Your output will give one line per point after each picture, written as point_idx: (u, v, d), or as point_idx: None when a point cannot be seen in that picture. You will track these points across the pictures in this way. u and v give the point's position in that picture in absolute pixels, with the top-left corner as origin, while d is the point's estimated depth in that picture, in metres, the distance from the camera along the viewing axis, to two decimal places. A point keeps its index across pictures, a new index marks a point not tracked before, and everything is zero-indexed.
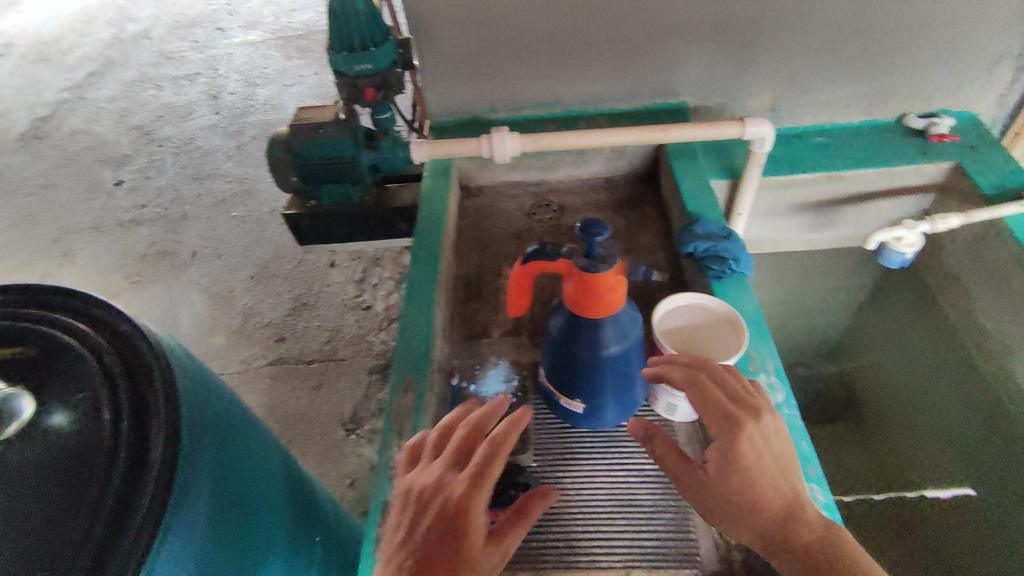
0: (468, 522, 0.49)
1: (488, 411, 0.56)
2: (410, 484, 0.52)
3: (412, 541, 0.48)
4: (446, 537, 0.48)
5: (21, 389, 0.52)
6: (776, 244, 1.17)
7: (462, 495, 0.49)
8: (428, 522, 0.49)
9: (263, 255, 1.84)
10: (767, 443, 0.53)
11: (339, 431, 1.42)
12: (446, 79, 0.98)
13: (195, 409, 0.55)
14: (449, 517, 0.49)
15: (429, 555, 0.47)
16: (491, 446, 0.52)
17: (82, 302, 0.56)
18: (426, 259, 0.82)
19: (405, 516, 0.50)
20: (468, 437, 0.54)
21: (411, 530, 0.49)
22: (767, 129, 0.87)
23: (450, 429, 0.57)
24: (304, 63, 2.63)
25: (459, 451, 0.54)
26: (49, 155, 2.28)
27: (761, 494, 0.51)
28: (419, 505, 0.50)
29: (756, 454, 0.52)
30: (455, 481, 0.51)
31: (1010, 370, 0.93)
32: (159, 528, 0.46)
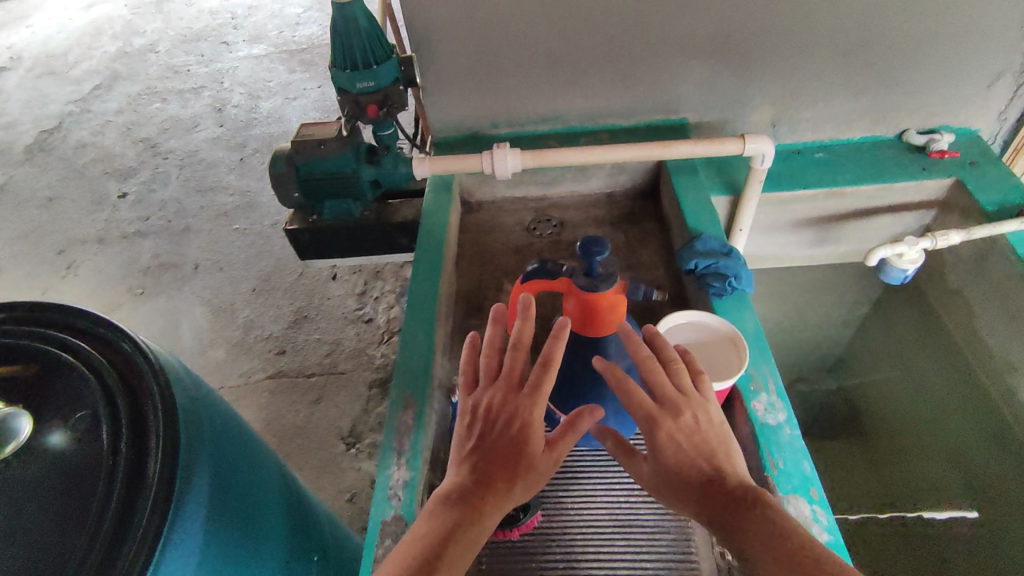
0: (533, 433, 0.52)
1: (529, 325, 0.56)
2: (473, 403, 0.54)
3: (478, 451, 0.51)
4: (513, 448, 0.51)
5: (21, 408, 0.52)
6: (777, 260, 1.17)
7: (525, 412, 0.52)
8: (495, 434, 0.52)
9: (265, 268, 1.84)
10: (691, 438, 0.51)
11: (338, 445, 1.41)
12: (447, 95, 0.99)
13: (192, 423, 0.55)
14: (514, 437, 0.51)
15: (499, 463, 0.50)
16: (544, 363, 0.54)
17: (82, 319, 0.56)
18: (426, 275, 0.82)
19: (468, 430, 0.53)
20: (516, 353, 0.55)
21: (476, 442, 0.52)
22: (767, 146, 0.87)
23: (494, 343, 0.57)
24: (308, 76, 2.65)
25: (509, 368, 0.54)
26: (54, 168, 2.29)
27: (687, 471, 0.51)
28: (482, 420, 0.53)
29: (676, 452, 0.51)
30: (514, 397, 0.53)
31: (1013, 388, 0.92)
32: (156, 549, 0.46)
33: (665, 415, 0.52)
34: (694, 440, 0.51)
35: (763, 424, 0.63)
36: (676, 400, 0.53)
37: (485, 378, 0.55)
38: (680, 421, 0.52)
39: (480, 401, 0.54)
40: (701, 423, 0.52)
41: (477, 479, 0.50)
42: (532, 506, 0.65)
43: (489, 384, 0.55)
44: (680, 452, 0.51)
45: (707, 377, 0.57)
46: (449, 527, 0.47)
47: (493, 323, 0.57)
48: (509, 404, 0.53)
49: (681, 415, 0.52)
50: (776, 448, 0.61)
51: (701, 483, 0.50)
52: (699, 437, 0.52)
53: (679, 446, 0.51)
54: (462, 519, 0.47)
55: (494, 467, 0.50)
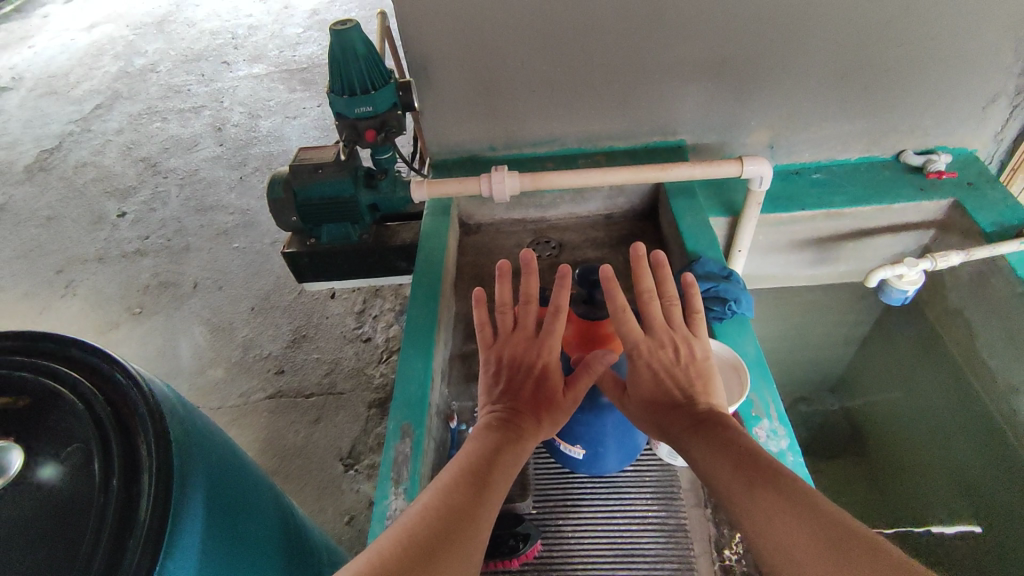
0: (553, 371, 0.60)
1: (534, 280, 0.63)
2: (497, 352, 0.62)
3: (507, 392, 0.59)
4: (540, 385, 0.59)
5: (9, 442, 0.51)
6: (777, 280, 1.17)
7: (544, 351, 0.60)
8: (520, 377, 0.60)
9: (263, 287, 1.84)
10: (669, 367, 0.58)
11: (337, 466, 1.40)
12: (446, 118, 1.00)
13: (186, 457, 0.53)
14: (539, 375, 0.59)
15: (525, 399, 0.58)
16: (555, 309, 0.61)
17: (75, 349, 0.56)
18: (425, 299, 0.82)
19: (495, 377, 0.60)
20: (527, 306, 0.63)
21: (505, 386, 0.60)
22: (765, 168, 0.87)
23: (504, 303, 0.65)
24: (308, 95, 2.67)
25: (524, 321, 0.62)
26: (53, 187, 2.30)
27: (650, 392, 0.58)
28: (506, 367, 0.61)
29: (651, 379, 0.58)
30: (532, 343, 0.61)
31: (1016, 408, 0.91)
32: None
33: (647, 345, 0.59)
34: (671, 369, 0.58)
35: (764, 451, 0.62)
36: (662, 332, 0.59)
37: (503, 333, 0.63)
38: (659, 354, 0.59)
39: (502, 352, 0.62)
40: (681, 357, 0.59)
41: (507, 413, 0.57)
42: (532, 535, 0.64)
43: (506, 337, 0.63)
44: (656, 380, 0.58)
45: (701, 318, 0.62)
46: (487, 450, 0.52)
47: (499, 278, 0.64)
48: (530, 348, 0.61)
49: (663, 348, 0.59)
50: None
51: (673, 407, 0.56)
52: (677, 368, 0.58)
53: (654, 373, 0.58)
54: (498, 442, 0.53)
55: (523, 402, 0.58)
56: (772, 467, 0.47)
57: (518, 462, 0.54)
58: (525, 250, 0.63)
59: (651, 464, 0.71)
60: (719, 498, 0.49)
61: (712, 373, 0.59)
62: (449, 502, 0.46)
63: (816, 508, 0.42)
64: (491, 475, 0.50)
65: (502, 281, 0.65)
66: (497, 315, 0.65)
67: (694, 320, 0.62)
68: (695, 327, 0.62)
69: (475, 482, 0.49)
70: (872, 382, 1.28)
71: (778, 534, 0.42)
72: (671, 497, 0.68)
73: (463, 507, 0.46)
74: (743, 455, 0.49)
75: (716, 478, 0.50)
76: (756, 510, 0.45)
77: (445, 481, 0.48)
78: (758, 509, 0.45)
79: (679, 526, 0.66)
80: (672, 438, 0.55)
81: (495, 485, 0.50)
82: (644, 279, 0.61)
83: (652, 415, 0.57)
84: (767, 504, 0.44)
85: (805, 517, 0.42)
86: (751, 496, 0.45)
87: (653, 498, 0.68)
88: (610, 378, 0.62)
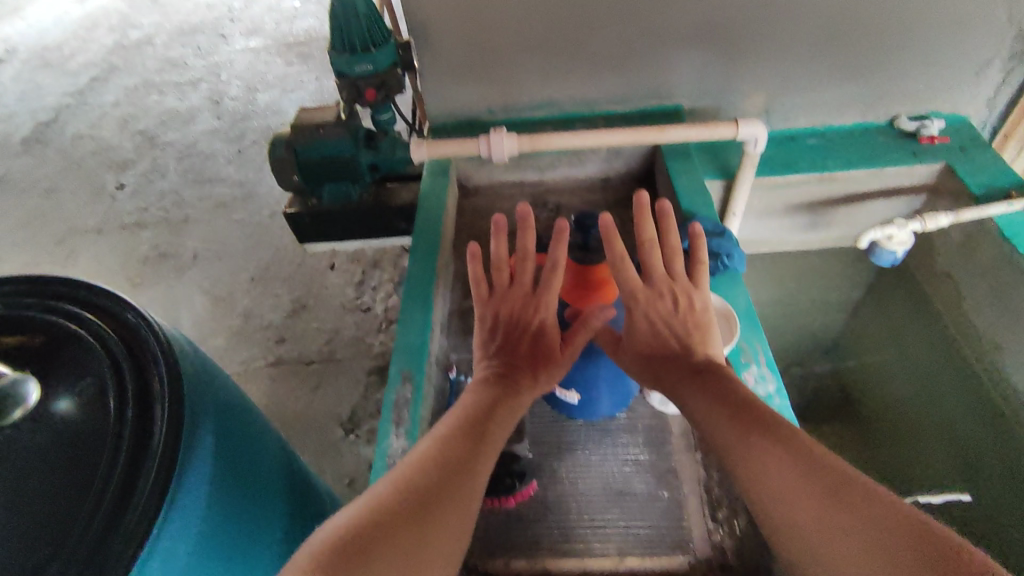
0: (549, 328, 0.61)
1: (531, 235, 0.63)
2: (494, 309, 0.63)
3: (504, 348, 0.61)
4: (537, 342, 0.61)
5: (28, 374, 0.52)
6: (771, 244, 1.19)
7: (541, 308, 0.61)
8: (517, 333, 0.61)
9: (263, 258, 1.85)
10: (665, 319, 0.60)
11: (338, 431, 1.43)
12: (445, 81, 1.00)
13: (195, 397, 0.55)
14: (536, 333, 0.61)
15: (522, 356, 0.60)
16: (553, 265, 0.62)
17: (89, 293, 0.58)
18: (424, 256, 0.84)
19: (491, 333, 0.62)
20: (525, 262, 0.63)
21: (502, 341, 0.61)
22: (760, 130, 0.89)
23: (500, 259, 0.64)
24: (306, 68, 2.65)
25: (521, 277, 0.63)
26: (51, 159, 2.30)
27: (645, 342, 0.60)
28: (503, 324, 0.62)
29: (649, 329, 0.60)
30: (529, 299, 0.62)
31: (1001, 366, 0.94)
32: (162, 510, 0.47)
33: (645, 296, 0.60)
34: (668, 320, 0.60)
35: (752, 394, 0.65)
36: (661, 283, 0.61)
37: (500, 289, 0.64)
38: (656, 304, 0.60)
39: (499, 309, 0.62)
40: (680, 308, 0.60)
41: (503, 369, 0.59)
42: (527, 474, 0.66)
43: (503, 294, 0.63)
44: (652, 331, 0.60)
45: (706, 268, 0.63)
46: (485, 403, 0.55)
47: (495, 234, 0.63)
48: (527, 305, 0.62)
49: (660, 299, 0.60)
50: None
51: (666, 361, 0.59)
52: (674, 319, 0.60)
53: (651, 323, 0.60)
54: (495, 397, 0.56)
55: (520, 358, 0.60)
56: (771, 419, 0.49)
57: (513, 416, 0.57)
58: (522, 206, 0.63)
59: (643, 410, 0.73)
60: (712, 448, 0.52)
61: (710, 326, 0.61)
62: (447, 453, 0.49)
63: (816, 460, 0.45)
64: (488, 427, 0.53)
65: (497, 235, 0.64)
66: (492, 271, 0.65)
67: (698, 271, 0.63)
68: (698, 278, 0.63)
69: (472, 435, 0.52)
70: (863, 348, 1.31)
71: (773, 480, 0.46)
72: (661, 442, 0.70)
73: (460, 458, 0.49)
74: (736, 408, 0.51)
75: (708, 428, 0.53)
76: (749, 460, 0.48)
77: (444, 433, 0.51)
78: (756, 458, 0.47)
79: (669, 469, 0.68)
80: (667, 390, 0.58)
81: (491, 439, 0.53)
82: (648, 228, 0.62)
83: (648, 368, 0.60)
84: (764, 454, 0.47)
85: (803, 467, 0.45)
86: (749, 447, 0.48)
87: (645, 442, 0.71)
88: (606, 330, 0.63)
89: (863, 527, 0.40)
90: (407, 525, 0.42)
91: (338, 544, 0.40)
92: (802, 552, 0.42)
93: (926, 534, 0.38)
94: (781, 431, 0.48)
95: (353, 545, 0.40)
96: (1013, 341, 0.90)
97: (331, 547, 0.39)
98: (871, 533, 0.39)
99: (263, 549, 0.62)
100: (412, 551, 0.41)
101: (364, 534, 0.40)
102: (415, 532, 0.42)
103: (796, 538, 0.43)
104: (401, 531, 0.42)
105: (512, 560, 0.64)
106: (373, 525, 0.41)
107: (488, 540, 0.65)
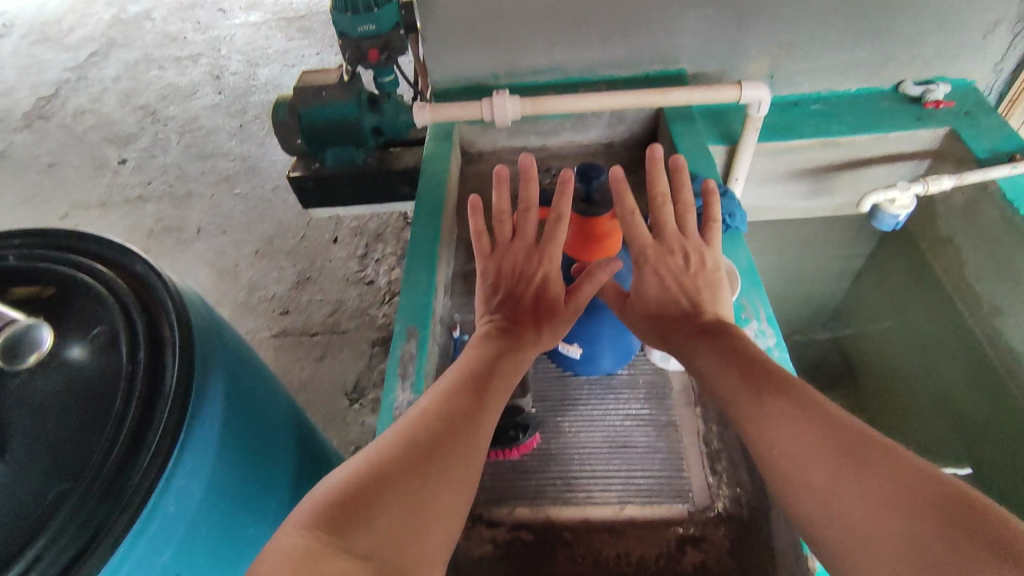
0: (553, 282, 0.62)
1: (534, 186, 0.65)
2: (497, 263, 0.64)
3: (507, 302, 0.61)
4: (539, 296, 0.61)
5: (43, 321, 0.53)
6: (774, 211, 1.20)
7: (544, 261, 0.62)
8: (520, 287, 0.62)
9: (266, 232, 1.86)
10: (677, 275, 0.61)
11: (343, 401, 1.44)
12: (447, 45, 0.99)
13: (206, 344, 0.56)
14: (538, 287, 0.61)
15: (525, 310, 0.60)
16: (556, 217, 0.63)
17: (97, 245, 0.59)
18: (428, 217, 0.84)
19: (494, 288, 0.63)
20: (527, 214, 0.64)
21: (504, 296, 0.62)
22: (763, 92, 0.89)
23: (502, 213, 0.66)
24: (307, 42, 2.62)
25: (524, 231, 0.64)
26: (53, 134, 2.29)
27: (654, 301, 0.61)
28: (505, 278, 0.63)
29: (659, 286, 0.61)
30: (532, 253, 0.63)
31: (1000, 330, 0.94)
32: (178, 443, 0.49)
33: (656, 252, 0.61)
34: (679, 277, 0.61)
35: None
36: (672, 239, 0.62)
37: (502, 244, 0.65)
38: (668, 261, 0.61)
39: (501, 264, 0.63)
40: (691, 265, 0.61)
41: (506, 323, 0.59)
42: (531, 426, 0.68)
43: (506, 248, 0.64)
44: (663, 288, 0.60)
45: (718, 227, 0.64)
46: (487, 358, 0.54)
47: (498, 185, 0.65)
48: (530, 259, 0.62)
49: (672, 255, 0.61)
50: None
51: (675, 321, 0.59)
52: (685, 276, 0.61)
53: (662, 279, 0.61)
54: (497, 352, 0.55)
55: (522, 313, 0.60)
56: (786, 379, 0.48)
57: (517, 369, 0.56)
58: (523, 156, 0.64)
59: (644, 367, 0.75)
60: (727, 408, 0.51)
61: (719, 285, 0.61)
62: (448, 407, 0.48)
63: (831, 417, 0.43)
64: (491, 382, 0.52)
65: (500, 187, 0.66)
66: (494, 225, 0.66)
67: (710, 230, 0.64)
68: (709, 236, 0.64)
69: (474, 389, 0.51)
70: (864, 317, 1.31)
71: (789, 440, 0.44)
72: (662, 397, 0.72)
73: (462, 411, 0.48)
74: (751, 367, 0.50)
75: (721, 387, 0.52)
76: (767, 418, 0.46)
77: (444, 389, 0.50)
78: (771, 419, 0.46)
79: (669, 422, 0.70)
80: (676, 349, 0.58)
81: (494, 393, 0.52)
82: (661, 183, 0.64)
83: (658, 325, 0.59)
84: (780, 414, 0.46)
85: (821, 425, 0.43)
86: (764, 408, 0.47)
87: (646, 398, 0.72)
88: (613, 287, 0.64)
89: (885, 482, 0.38)
90: (410, 475, 0.41)
91: (339, 495, 0.38)
92: (818, 515, 0.41)
93: (946, 495, 0.36)
94: (798, 392, 0.47)
95: (354, 496, 0.38)
96: (1012, 304, 0.90)
97: (330, 498, 0.38)
98: (893, 487, 0.38)
99: (276, 495, 0.64)
100: (415, 501, 0.40)
101: (365, 486, 0.39)
102: (417, 482, 0.41)
103: (812, 499, 0.41)
104: (402, 481, 0.40)
105: (516, 509, 0.66)
106: (373, 476, 0.40)
107: (493, 491, 0.67)
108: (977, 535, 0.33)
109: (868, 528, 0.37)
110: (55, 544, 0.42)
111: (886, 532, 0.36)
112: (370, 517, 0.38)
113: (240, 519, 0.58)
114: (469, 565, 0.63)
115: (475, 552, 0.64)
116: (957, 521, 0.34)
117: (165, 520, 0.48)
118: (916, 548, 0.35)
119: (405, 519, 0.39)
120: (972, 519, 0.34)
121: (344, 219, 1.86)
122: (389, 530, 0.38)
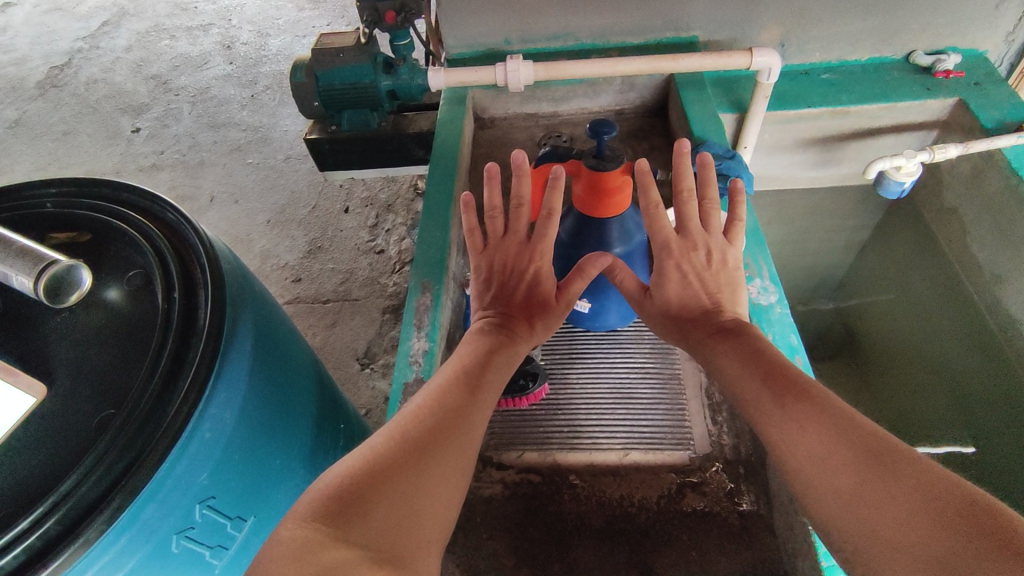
0: (545, 278, 0.62)
1: (525, 183, 0.63)
2: (488, 263, 0.63)
3: (499, 298, 0.61)
4: (531, 292, 0.61)
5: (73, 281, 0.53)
6: (781, 180, 1.22)
7: (535, 257, 0.62)
8: (512, 283, 0.62)
9: (279, 201, 1.88)
10: (698, 271, 0.61)
11: (353, 365, 1.48)
12: (461, 11, 1.01)
13: (236, 291, 0.59)
14: (529, 284, 0.62)
15: (518, 307, 0.61)
16: (547, 214, 0.63)
17: (129, 195, 0.61)
18: (443, 178, 0.87)
19: (486, 284, 0.63)
20: (518, 210, 0.64)
21: (496, 292, 0.62)
22: (773, 60, 0.90)
23: (493, 208, 0.65)
24: (317, 13, 2.60)
25: (515, 226, 0.64)
26: (66, 103, 2.31)
27: (675, 297, 0.60)
28: (497, 274, 0.63)
29: (681, 282, 0.60)
30: (523, 249, 0.63)
31: (1001, 299, 0.95)
32: (215, 368, 0.52)
33: (679, 248, 0.61)
34: (701, 273, 0.61)
35: (755, 304, 0.69)
36: (695, 235, 0.62)
37: (493, 239, 0.64)
38: (691, 256, 0.61)
39: (493, 259, 0.63)
40: (713, 262, 0.61)
41: (500, 319, 0.60)
42: (540, 376, 0.70)
43: (497, 244, 0.64)
44: (684, 284, 0.60)
45: (742, 225, 0.64)
46: (481, 353, 0.55)
47: (488, 182, 0.64)
48: (520, 256, 0.62)
49: (695, 251, 0.61)
50: (767, 323, 0.67)
51: (692, 321, 0.59)
52: (707, 272, 0.61)
53: (681, 271, 0.61)
54: (491, 346, 0.56)
55: (514, 309, 0.61)
56: (808, 384, 0.48)
57: (510, 363, 0.57)
58: (516, 152, 0.62)
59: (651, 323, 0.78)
60: (745, 408, 0.51)
61: (740, 286, 0.62)
62: (443, 403, 0.49)
63: (849, 425, 0.43)
64: (484, 378, 0.53)
65: (490, 184, 0.64)
66: (486, 220, 0.65)
67: (733, 228, 0.64)
68: (732, 234, 0.64)
69: (468, 385, 0.51)
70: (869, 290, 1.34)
71: (810, 446, 0.44)
72: (667, 351, 0.75)
73: (456, 408, 0.49)
74: (771, 369, 0.50)
75: (738, 389, 0.52)
76: (787, 425, 0.46)
77: (440, 384, 0.51)
78: (792, 423, 0.46)
79: (673, 376, 0.73)
80: (691, 343, 0.58)
81: (488, 388, 0.53)
82: (690, 177, 0.62)
83: (681, 321, 0.60)
84: (803, 419, 0.45)
85: (841, 434, 0.43)
86: (784, 411, 0.47)
87: (651, 352, 0.75)
88: (635, 283, 0.64)
89: (901, 491, 0.38)
90: (403, 472, 0.42)
91: (336, 489, 0.40)
92: (839, 521, 0.40)
93: (967, 501, 0.36)
94: (820, 398, 0.46)
95: (351, 492, 0.40)
96: (1013, 273, 0.91)
97: (329, 493, 0.39)
98: (906, 496, 0.38)
99: (300, 432, 0.67)
100: (410, 497, 0.41)
101: (361, 482, 0.40)
102: (410, 478, 0.42)
103: (832, 504, 0.41)
104: (397, 478, 0.42)
105: (525, 453, 0.69)
106: (370, 473, 0.41)
107: (503, 436, 0.71)
108: (991, 543, 0.33)
109: (886, 535, 0.37)
110: (101, 464, 0.45)
111: (899, 540, 0.36)
112: (368, 511, 0.39)
113: (271, 449, 0.62)
114: (479, 504, 0.67)
115: (486, 491, 0.68)
116: (968, 529, 0.34)
117: (203, 444, 0.51)
118: (928, 558, 0.35)
119: (401, 515, 0.40)
120: (976, 521, 0.34)
121: (355, 189, 1.88)
122: (387, 524, 0.39)
